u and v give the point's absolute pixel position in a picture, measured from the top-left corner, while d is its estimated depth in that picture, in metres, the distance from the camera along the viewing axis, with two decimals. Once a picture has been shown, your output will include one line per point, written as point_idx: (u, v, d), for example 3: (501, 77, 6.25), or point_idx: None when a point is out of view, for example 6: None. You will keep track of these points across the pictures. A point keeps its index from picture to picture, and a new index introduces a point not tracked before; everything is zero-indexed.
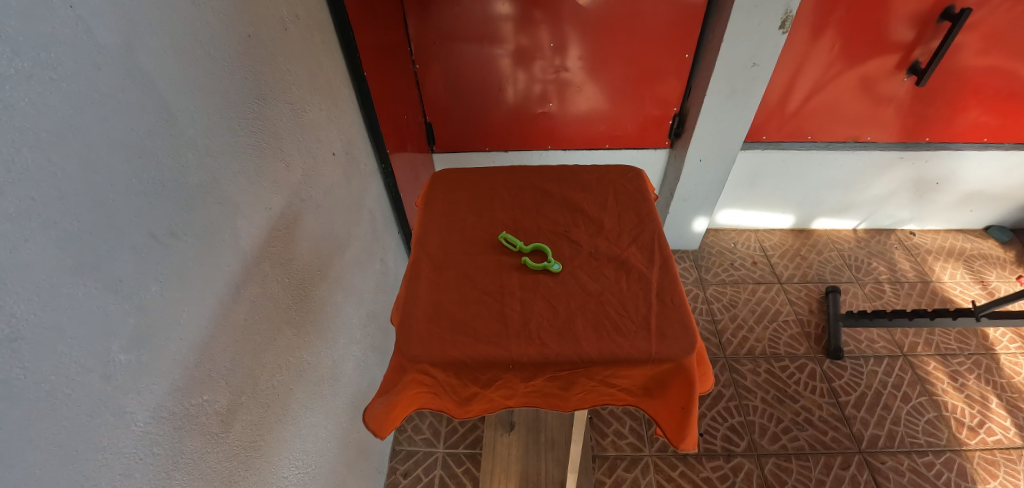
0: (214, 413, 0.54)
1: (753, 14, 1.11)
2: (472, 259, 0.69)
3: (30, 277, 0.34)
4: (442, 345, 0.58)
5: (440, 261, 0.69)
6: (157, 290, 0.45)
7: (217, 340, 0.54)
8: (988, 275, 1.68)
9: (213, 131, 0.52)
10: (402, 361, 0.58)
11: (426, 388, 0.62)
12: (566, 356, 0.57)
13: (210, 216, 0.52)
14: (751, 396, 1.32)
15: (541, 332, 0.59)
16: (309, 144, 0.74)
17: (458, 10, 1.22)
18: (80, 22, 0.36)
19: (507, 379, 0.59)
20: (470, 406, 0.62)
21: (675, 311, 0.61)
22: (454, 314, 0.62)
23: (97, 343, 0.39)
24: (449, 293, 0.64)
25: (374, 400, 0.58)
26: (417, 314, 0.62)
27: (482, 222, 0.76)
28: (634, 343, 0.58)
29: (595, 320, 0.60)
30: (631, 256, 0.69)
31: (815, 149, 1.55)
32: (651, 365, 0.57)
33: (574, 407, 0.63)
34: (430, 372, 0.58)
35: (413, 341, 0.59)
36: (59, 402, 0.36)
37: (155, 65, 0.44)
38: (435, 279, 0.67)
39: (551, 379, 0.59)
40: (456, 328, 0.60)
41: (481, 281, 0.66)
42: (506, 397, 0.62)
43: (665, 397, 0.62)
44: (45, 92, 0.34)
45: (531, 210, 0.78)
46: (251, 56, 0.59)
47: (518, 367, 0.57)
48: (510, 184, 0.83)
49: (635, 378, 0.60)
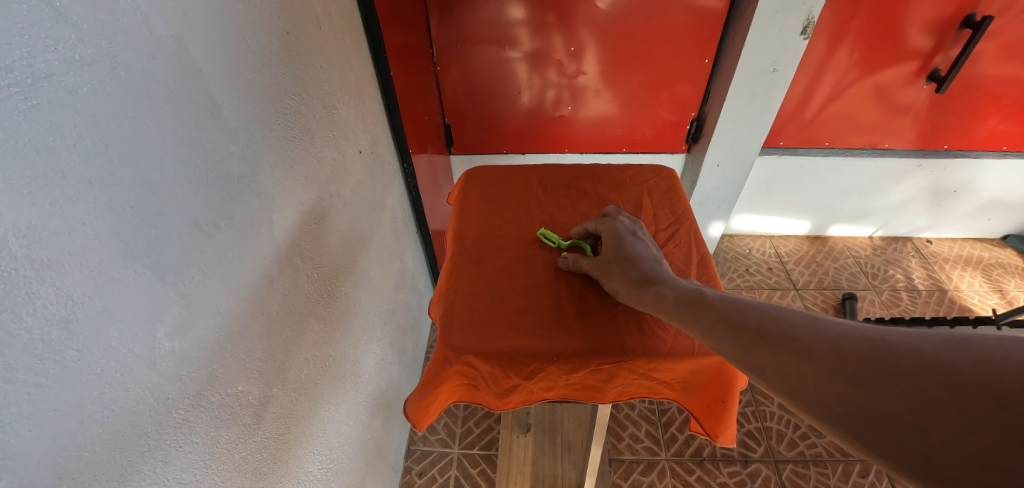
0: (248, 404, 0.54)
1: (774, 20, 1.12)
2: (511, 253, 0.70)
3: (86, 261, 0.35)
4: (487, 336, 0.58)
5: (478, 255, 0.70)
6: (199, 279, 0.46)
7: (253, 329, 0.55)
8: (1006, 284, 1.67)
9: (254, 125, 0.53)
10: (446, 352, 0.58)
11: (464, 381, 0.62)
12: (610, 348, 0.57)
13: (248, 208, 0.52)
14: (768, 402, 1.31)
15: (584, 325, 0.60)
16: (339, 141, 0.75)
17: (479, 14, 1.23)
18: (139, 13, 0.37)
19: (549, 372, 0.59)
20: (508, 398, 0.63)
21: None
22: (496, 307, 0.62)
23: (144, 329, 0.40)
24: (490, 286, 0.65)
25: (414, 391, 0.59)
26: (459, 307, 0.62)
27: (518, 218, 0.76)
28: (676, 337, 0.58)
29: (637, 314, 0.60)
30: (670, 254, 0.69)
31: (834, 155, 1.54)
32: (695, 359, 0.57)
33: (613, 400, 0.63)
34: (473, 363, 0.58)
35: (457, 332, 0.59)
36: (109, 385, 0.37)
37: (205, 58, 0.45)
38: (475, 272, 0.67)
39: (594, 372, 0.59)
40: (498, 320, 0.60)
41: (521, 275, 0.66)
42: (546, 389, 0.62)
43: (704, 391, 0.61)
44: (104, 81, 0.35)
45: (566, 206, 0.79)
46: (289, 51, 0.60)
47: (563, 359, 0.57)
48: (544, 181, 0.84)
49: (677, 373, 0.60)
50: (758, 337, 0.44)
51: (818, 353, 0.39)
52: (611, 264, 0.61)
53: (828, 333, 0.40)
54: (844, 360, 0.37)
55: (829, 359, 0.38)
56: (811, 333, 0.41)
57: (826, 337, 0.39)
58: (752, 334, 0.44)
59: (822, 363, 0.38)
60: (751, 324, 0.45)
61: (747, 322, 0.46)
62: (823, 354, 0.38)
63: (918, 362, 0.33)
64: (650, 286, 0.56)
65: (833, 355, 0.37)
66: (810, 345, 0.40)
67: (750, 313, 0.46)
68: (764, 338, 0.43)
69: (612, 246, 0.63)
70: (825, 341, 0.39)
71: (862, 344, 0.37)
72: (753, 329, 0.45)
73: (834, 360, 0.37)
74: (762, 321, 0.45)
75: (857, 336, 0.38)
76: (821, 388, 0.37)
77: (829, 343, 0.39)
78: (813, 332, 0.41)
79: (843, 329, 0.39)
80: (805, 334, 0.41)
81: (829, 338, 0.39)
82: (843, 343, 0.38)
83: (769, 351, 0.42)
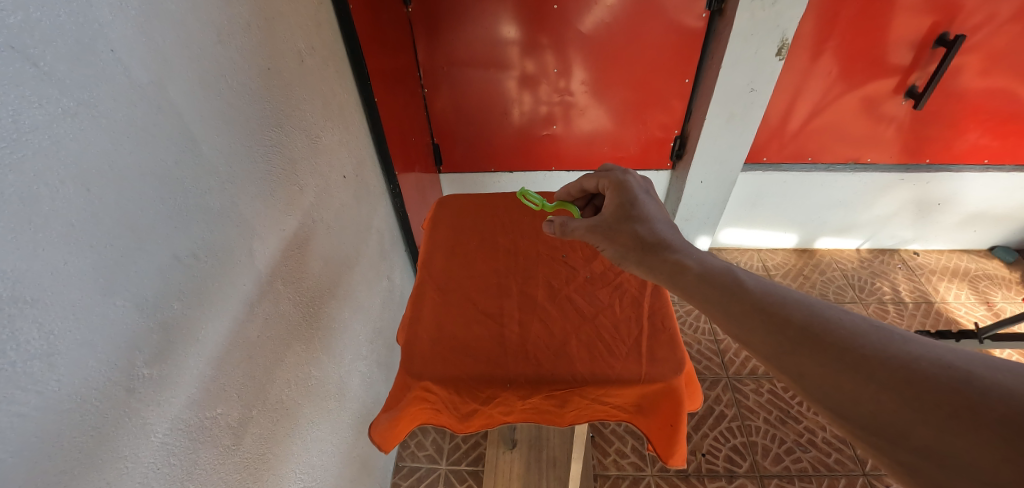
0: (227, 426, 0.56)
1: (749, 42, 1.15)
2: (474, 281, 0.72)
3: (68, 297, 0.37)
4: (445, 362, 0.61)
5: (443, 283, 0.72)
6: (178, 308, 0.48)
7: (232, 354, 0.57)
8: (993, 295, 1.68)
9: (235, 160, 0.56)
10: (406, 379, 0.60)
11: (427, 405, 0.64)
12: (561, 375, 0.59)
13: (228, 238, 0.55)
14: (754, 417, 1.32)
15: (538, 353, 0.62)
16: (322, 168, 0.78)
17: (465, 37, 1.27)
18: (120, 64, 0.40)
19: (504, 398, 0.60)
20: (469, 422, 0.64)
21: (665, 334, 0.63)
22: (456, 334, 0.64)
23: (123, 357, 0.42)
24: (452, 314, 0.67)
25: (379, 415, 0.61)
26: (421, 334, 0.64)
27: (484, 245, 0.79)
28: (625, 364, 0.60)
29: (588, 342, 0.63)
30: (626, 281, 0.72)
31: (816, 170, 1.57)
32: (641, 385, 0.59)
33: (569, 423, 0.64)
34: (432, 389, 0.60)
35: (416, 359, 0.61)
36: (88, 412, 0.39)
37: (185, 101, 0.48)
38: (439, 300, 0.69)
39: (547, 398, 0.61)
40: (457, 347, 0.63)
41: (482, 302, 0.69)
42: (505, 413, 0.63)
43: (657, 416, 0.63)
44: (87, 130, 0.37)
45: (530, 234, 0.81)
46: (271, 86, 0.63)
47: (515, 386, 0.59)
48: (512, 208, 0.87)
49: (629, 397, 0.62)
50: (803, 339, 0.40)
51: (882, 372, 0.35)
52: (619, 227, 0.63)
53: (895, 350, 0.36)
54: (914, 389, 0.33)
55: (894, 384, 0.34)
56: (872, 344, 0.37)
57: (891, 354, 0.36)
58: (796, 333, 0.41)
59: (882, 386, 0.34)
60: (797, 324, 0.41)
61: (791, 319, 0.42)
62: (887, 376, 0.34)
63: (1012, 406, 0.29)
64: (662, 255, 0.56)
65: (900, 380, 0.34)
66: (871, 361, 0.36)
67: (796, 308, 0.42)
68: (810, 339, 0.40)
69: (619, 212, 0.65)
70: (891, 359, 0.35)
71: (939, 373, 0.33)
72: (797, 327, 0.41)
73: (902, 387, 0.33)
74: (809, 319, 0.41)
75: (933, 362, 0.34)
76: (879, 413, 0.34)
77: (897, 363, 0.35)
78: (877, 345, 0.37)
79: (914, 346, 0.35)
80: (866, 345, 0.37)
81: (898, 356, 0.35)
82: (916, 368, 0.34)
83: (815, 355, 0.39)
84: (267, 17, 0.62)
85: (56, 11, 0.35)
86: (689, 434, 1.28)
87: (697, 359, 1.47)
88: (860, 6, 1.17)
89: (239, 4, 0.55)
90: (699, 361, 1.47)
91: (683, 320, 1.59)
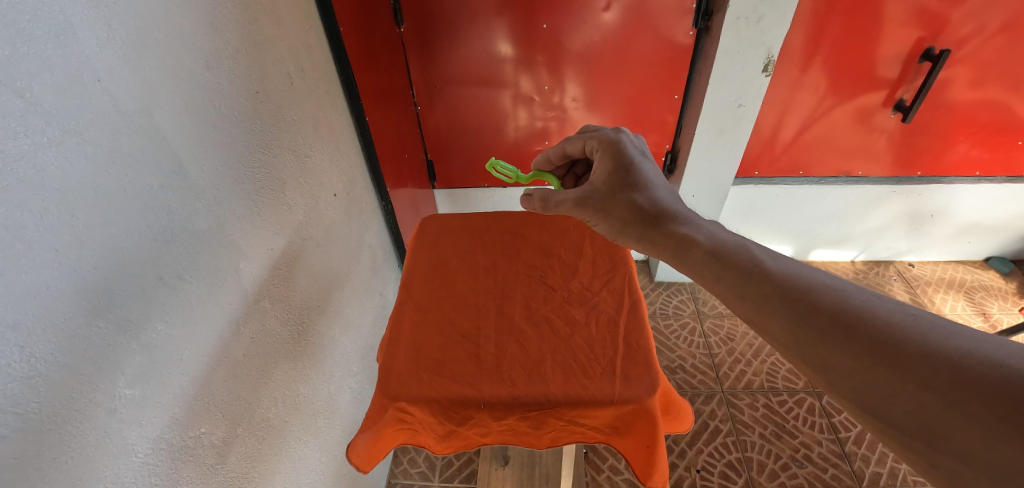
0: (212, 445, 0.56)
1: (736, 59, 1.17)
2: (454, 301, 0.74)
3: (51, 322, 0.38)
4: (420, 384, 0.61)
5: (424, 303, 0.73)
6: (162, 329, 0.49)
7: (218, 373, 0.57)
8: (989, 306, 1.68)
9: (221, 182, 0.57)
10: (383, 400, 0.61)
11: (406, 425, 0.64)
12: (534, 396, 0.60)
13: (213, 259, 0.56)
14: (748, 432, 1.31)
15: (512, 373, 0.63)
16: (310, 186, 0.79)
17: (458, 55, 1.29)
18: (107, 92, 0.41)
19: (480, 418, 0.61)
20: (447, 442, 0.65)
21: (640, 354, 0.64)
22: (434, 355, 0.65)
23: (104, 378, 0.42)
24: (430, 335, 0.68)
25: (356, 436, 0.62)
26: (400, 354, 0.65)
27: (465, 265, 0.80)
28: (599, 384, 0.61)
29: (563, 362, 0.64)
30: (602, 301, 0.73)
31: (808, 183, 1.59)
32: (615, 406, 0.60)
33: (547, 443, 0.65)
34: (408, 410, 0.61)
35: (393, 380, 0.62)
36: (67, 433, 0.40)
37: (171, 125, 0.49)
38: (418, 320, 0.70)
39: (522, 419, 0.61)
40: (434, 368, 0.63)
41: (460, 322, 0.70)
42: (483, 434, 0.64)
43: (633, 436, 0.63)
44: (72, 158, 0.38)
45: (511, 254, 0.82)
46: (259, 109, 0.64)
47: (490, 407, 0.60)
48: (494, 227, 0.88)
49: (604, 418, 0.62)
50: (831, 327, 0.41)
51: (925, 371, 0.36)
52: (618, 197, 0.66)
53: (940, 346, 0.37)
54: (961, 390, 0.34)
55: (937, 383, 0.35)
56: (914, 338, 0.38)
57: (935, 349, 0.36)
58: (823, 323, 0.42)
59: (923, 387, 0.35)
60: (825, 310, 0.43)
61: (820, 305, 0.43)
62: (930, 375, 0.35)
63: None
64: (665, 228, 0.60)
65: (946, 380, 0.35)
66: (912, 357, 0.37)
67: (824, 294, 0.44)
68: (841, 328, 0.41)
69: (616, 179, 0.67)
70: (936, 355, 0.36)
71: (988, 374, 0.33)
72: (828, 315, 0.42)
73: (948, 389, 0.34)
74: (838, 305, 0.43)
75: (983, 362, 0.34)
76: (917, 413, 0.35)
77: (943, 360, 0.36)
78: (919, 338, 0.38)
79: (960, 342, 0.36)
80: (907, 339, 0.38)
81: (944, 353, 0.36)
82: (963, 365, 0.35)
83: (840, 345, 0.40)
84: (257, 42, 0.64)
85: (43, 45, 0.36)
86: (683, 450, 1.28)
87: (692, 373, 1.47)
88: (845, 22, 1.19)
89: (227, 30, 0.57)
90: (693, 375, 1.46)
91: (677, 333, 1.59)
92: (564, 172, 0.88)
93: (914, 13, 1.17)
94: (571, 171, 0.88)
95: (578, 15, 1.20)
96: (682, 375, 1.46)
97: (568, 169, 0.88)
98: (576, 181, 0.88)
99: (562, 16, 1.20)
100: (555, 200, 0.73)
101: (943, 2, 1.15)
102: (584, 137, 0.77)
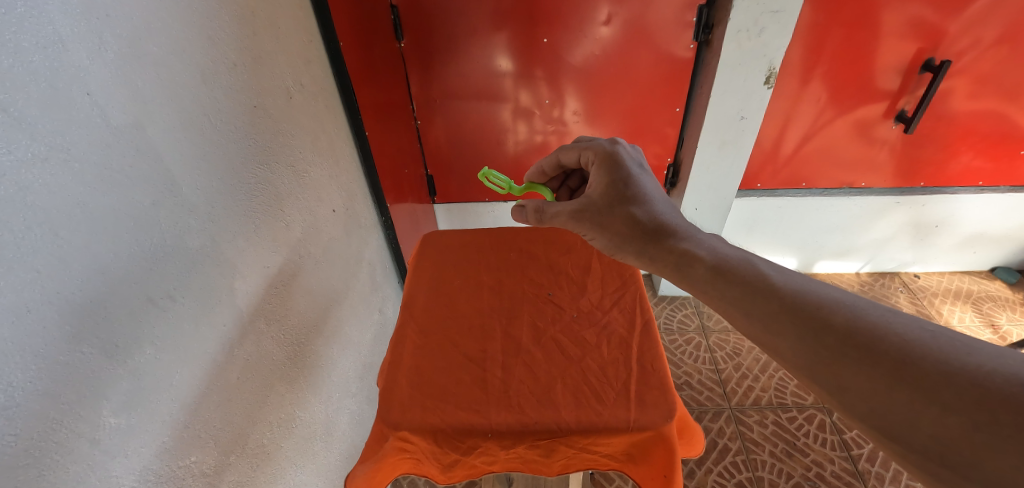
0: (202, 474, 0.53)
1: (737, 71, 1.17)
2: (458, 322, 0.71)
3: (29, 347, 0.35)
4: (423, 410, 0.59)
5: (425, 324, 0.71)
6: (151, 353, 0.46)
7: (209, 398, 0.55)
8: (998, 318, 1.66)
9: (216, 199, 0.55)
10: (383, 428, 0.59)
11: (408, 454, 0.62)
12: (545, 424, 0.57)
13: (208, 278, 0.54)
14: (758, 450, 1.28)
15: (520, 398, 0.60)
16: (309, 203, 0.78)
17: (458, 70, 1.29)
18: (96, 107, 0.39)
19: (486, 447, 0.58)
20: (451, 472, 0.63)
21: (654, 377, 0.62)
22: (437, 379, 0.63)
23: (88, 407, 0.40)
24: (433, 357, 0.66)
25: (354, 467, 0.59)
26: (401, 378, 0.63)
27: (468, 283, 0.78)
28: (613, 410, 0.58)
29: (575, 386, 0.61)
30: (613, 320, 0.70)
31: (811, 195, 1.58)
32: (629, 433, 0.57)
33: (558, 472, 0.62)
34: (410, 438, 0.58)
35: (394, 406, 0.59)
36: (46, 467, 0.37)
37: (163, 140, 0.47)
38: (420, 343, 0.68)
39: (531, 447, 0.59)
40: (437, 393, 0.61)
41: (464, 344, 0.68)
42: (489, 462, 0.61)
43: (648, 463, 0.61)
44: (59, 174, 0.37)
45: (516, 271, 0.80)
46: (256, 123, 0.63)
47: (497, 435, 0.57)
48: (497, 244, 0.86)
49: (618, 445, 0.60)
50: (841, 346, 0.40)
51: (949, 390, 0.34)
52: (615, 211, 0.64)
53: (961, 363, 0.35)
54: (986, 411, 0.32)
55: (962, 406, 0.33)
56: (933, 355, 0.36)
57: (957, 367, 0.34)
58: (836, 341, 0.40)
59: (947, 408, 0.33)
60: (838, 328, 0.41)
61: (832, 322, 0.41)
62: (953, 397, 0.33)
63: None
64: (666, 244, 0.58)
65: (970, 401, 0.33)
66: (931, 376, 0.35)
67: (835, 311, 0.42)
68: (849, 343, 0.39)
69: (614, 192, 0.66)
70: (959, 372, 0.34)
71: (1014, 393, 0.31)
72: (840, 333, 0.40)
73: (974, 409, 0.32)
74: (850, 323, 0.41)
75: (1008, 379, 0.32)
76: (941, 437, 0.33)
77: (966, 379, 0.34)
78: (938, 357, 0.36)
79: (982, 359, 0.34)
80: (925, 357, 0.36)
81: (966, 370, 0.34)
82: (988, 384, 0.33)
83: (854, 367, 0.38)
84: (255, 57, 0.63)
85: (29, 57, 0.34)
86: (692, 470, 1.24)
87: (699, 390, 1.43)
88: (845, 35, 1.20)
89: (225, 44, 0.56)
90: (700, 392, 1.43)
91: (683, 349, 1.56)
92: (558, 184, 0.87)
93: (913, 25, 1.18)
94: (566, 184, 0.86)
95: (578, 30, 1.20)
96: (689, 392, 1.42)
97: (562, 182, 0.86)
98: (570, 194, 0.87)
99: (563, 30, 1.20)
100: (550, 212, 0.71)
101: (941, 15, 1.16)
102: (579, 147, 0.75)
